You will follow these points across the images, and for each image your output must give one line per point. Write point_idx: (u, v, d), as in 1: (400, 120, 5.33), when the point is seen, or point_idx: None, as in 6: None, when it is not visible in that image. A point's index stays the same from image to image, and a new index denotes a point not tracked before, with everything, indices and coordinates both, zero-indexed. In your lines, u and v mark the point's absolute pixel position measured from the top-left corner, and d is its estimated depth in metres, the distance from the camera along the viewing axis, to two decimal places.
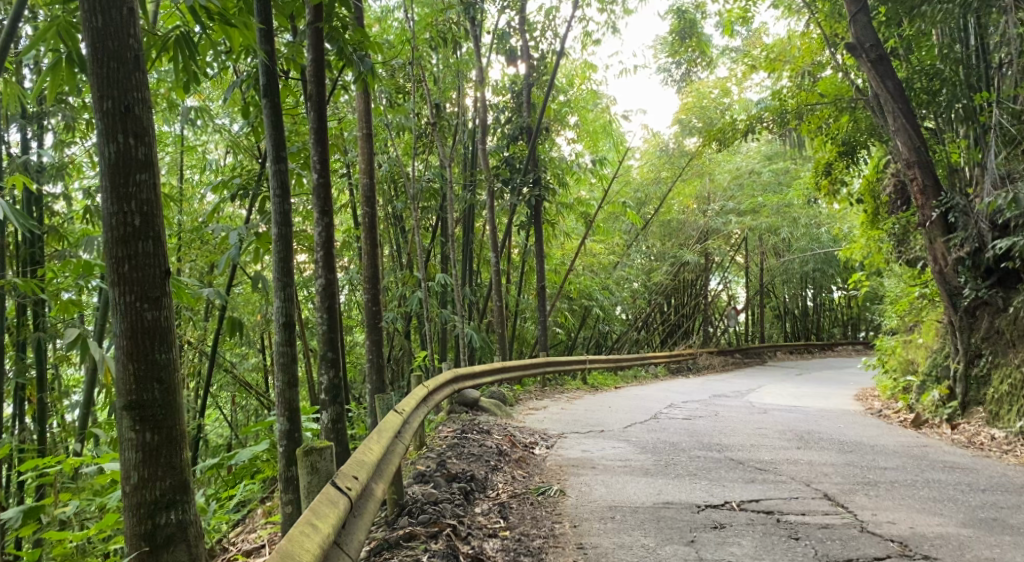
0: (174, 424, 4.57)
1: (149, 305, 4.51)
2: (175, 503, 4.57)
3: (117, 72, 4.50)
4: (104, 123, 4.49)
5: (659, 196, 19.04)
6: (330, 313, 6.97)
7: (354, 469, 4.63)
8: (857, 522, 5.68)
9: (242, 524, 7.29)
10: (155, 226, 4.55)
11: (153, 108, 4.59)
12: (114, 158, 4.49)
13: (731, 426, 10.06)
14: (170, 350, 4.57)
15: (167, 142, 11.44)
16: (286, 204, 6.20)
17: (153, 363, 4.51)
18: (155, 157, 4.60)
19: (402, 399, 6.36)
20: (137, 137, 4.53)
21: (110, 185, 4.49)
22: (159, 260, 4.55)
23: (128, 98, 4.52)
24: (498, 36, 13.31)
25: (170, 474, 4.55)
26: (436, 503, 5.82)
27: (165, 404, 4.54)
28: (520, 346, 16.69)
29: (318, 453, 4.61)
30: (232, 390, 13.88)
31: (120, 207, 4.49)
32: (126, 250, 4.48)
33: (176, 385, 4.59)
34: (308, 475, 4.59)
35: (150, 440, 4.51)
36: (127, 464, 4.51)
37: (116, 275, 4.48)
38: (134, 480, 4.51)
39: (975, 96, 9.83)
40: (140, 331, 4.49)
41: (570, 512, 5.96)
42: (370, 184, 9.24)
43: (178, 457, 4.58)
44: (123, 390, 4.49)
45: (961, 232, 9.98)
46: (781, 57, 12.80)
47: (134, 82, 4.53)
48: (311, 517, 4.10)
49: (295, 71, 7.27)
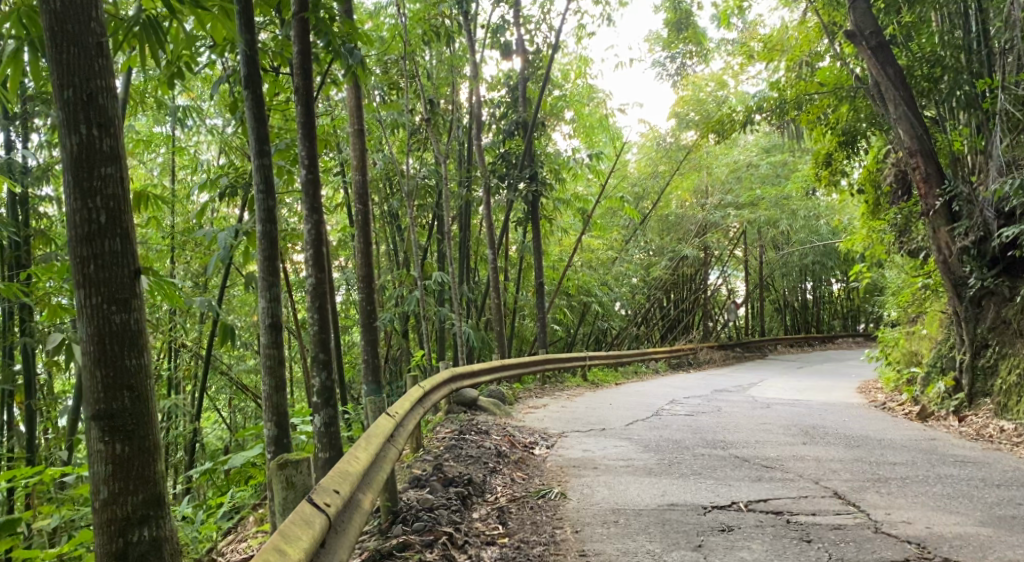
0: (146, 434, 4.36)
1: (117, 308, 4.32)
2: (149, 518, 4.37)
3: (78, 59, 4.30)
4: (65, 113, 4.28)
5: (656, 190, 18.78)
6: (321, 313, 6.75)
7: (334, 482, 4.39)
8: (870, 522, 5.49)
9: (235, 532, 7.08)
10: (122, 223, 4.35)
11: (118, 97, 4.38)
12: (77, 150, 4.29)
13: (734, 422, 9.85)
14: (141, 355, 4.37)
15: (156, 143, 11.24)
16: (270, 202, 6.00)
17: (122, 370, 4.31)
18: (120, 150, 4.39)
19: (396, 401, 6.14)
20: (101, 128, 4.33)
21: (73, 179, 4.28)
22: (127, 259, 4.35)
23: (90, 86, 4.31)
24: (492, 30, 13.09)
25: (143, 488, 4.35)
26: (432, 509, 5.62)
27: (136, 414, 4.33)
28: (520, 344, 16.52)
29: (294, 466, 4.40)
30: (229, 392, 13.69)
31: (84, 203, 4.28)
32: (91, 250, 4.28)
33: (148, 393, 4.39)
34: (283, 490, 4.38)
35: (121, 451, 4.30)
36: (96, 477, 4.31)
37: (82, 276, 4.28)
38: (104, 495, 4.30)
39: (978, 82, 9.58)
40: (107, 336, 4.29)
41: (572, 516, 5.76)
42: (362, 180, 8.98)
43: (150, 469, 4.38)
44: (91, 398, 4.28)
45: (965, 221, 9.74)
46: (779, 47, 12.42)
47: (96, 69, 4.33)
48: (280, 541, 3.85)
49: (286, 67, 7.12)
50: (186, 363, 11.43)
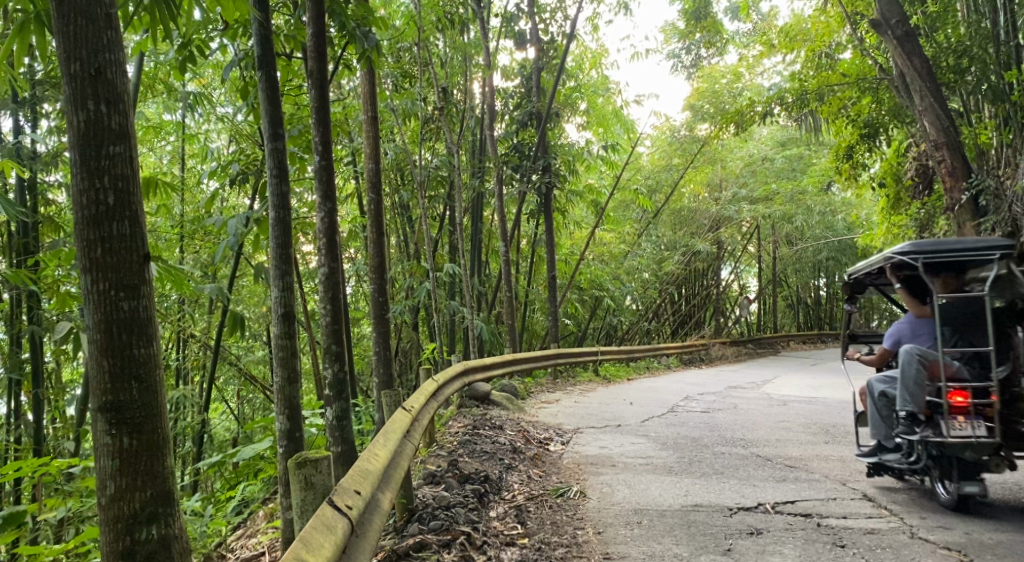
0: (155, 427, 4.19)
1: (125, 294, 4.13)
2: (157, 516, 4.19)
3: (86, 30, 4.12)
4: (72, 87, 4.10)
5: (670, 183, 18.50)
6: (334, 303, 6.54)
7: (355, 482, 4.19)
8: (905, 527, 5.30)
9: (243, 528, 6.88)
10: (131, 205, 4.17)
11: (127, 72, 4.20)
12: (84, 127, 4.10)
13: (752, 419, 9.63)
14: (150, 345, 4.19)
15: (167, 130, 11.06)
16: (284, 186, 5.79)
17: (130, 359, 4.13)
18: (130, 127, 4.21)
19: (412, 395, 5.94)
20: (110, 104, 4.14)
21: (80, 157, 4.10)
22: (136, 243, 4.17)
23: (98, 59, 4.12)
24: (506, 20, 12.87)
25: (151, 483, 4.17)
26: (448, 508, 5.43)
27: (145, 406, 4.16)
28: (530, 338, 16.32)
29: (314, 466, 4.23)
30: (238, 383, 13.52)
31: (92, 183, 4.10)
32: (99, 232, 4.10)
33: (157, 384, 4.20)
34: (302, 492, 4.22)
35: (128, 445, 4.13)
36: (103, 472, 4.12)
37: (88, 260, 4.10)
38: (110, 490, 4.13)
39: (1006, 73, 9.27)
40: (115, 323, 4.11)
41: (593, 516, 5.57)
42: (375, 169, 8.69)
43: (159, 464, 4.20)
44: (98, 389, 4.10)
45: (992, 217, 9.40)
46: (801, 35, 12.17)
47: (105, 42, 4.14)
48: (300, 548, 3.62)
49: (299, 51, 6.91)
50: (195, 353, 11.24)
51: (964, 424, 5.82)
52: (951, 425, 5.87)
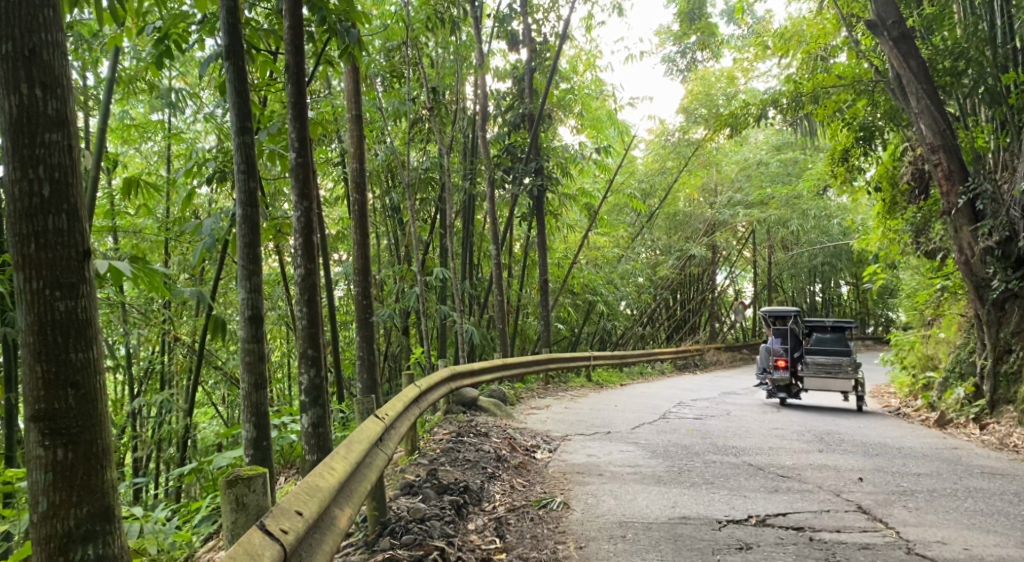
0: (94, 438, 3.97)
1: (62, 294, 3.91)
2: (95, 534, 3.96)
3: (19, 8, 3.89)
4: (4, 69, 3.88)
5: (664, 187, 18.25)
6: (311, 308, 6.28)
7: (298, 503, 3.91)
8: (901, 542, 5.08)
9: (215, 540, 6.62)
10: (69, 198, 3.95)
11: (65, 54, 3.98)
12: (16, 113, 3.88)
13: (745, 426, 9.45)
14: (89, 348, 3.96)
15: (152, 130, 10.79)
16: (252, 182, 5.56)
17: (66, 364, 3.91)
18: (68, 114, 3.99)
19: (387, 402, 5.68)
20: (45, 88, 3.92)
21: (13, 145, 3.89)
22: (75, 239, 3.95)
23: (33, 39, 3.91)
24: (499, 20, 12.64)
25: (88, 500, 3.95)
26: (423, 521, 5.20)
27: (82, 416, 3.93)
28: (523, 342, 16.07)
29: (245, 485, 3.87)
30: (225, 388, 13.26)
31: (24, 173, 3.88)
32: (32, 226, 3.88)
33: (96, 391, 3.98)
34: (233, 513, 3.86)
35: (62, 458, 3.90)
36: (35, 487, 3.90)
37: (21, 257, 3.88)
38: (43, 507, 3.90)
39: (1002, 75, 9.11)
40: (50, 326, 3.89)
41: (576, 529, 5.35)
42: (359, 168, 8.41)
43: (98, 479, 3.97)
44: (31, 397, 3.88)
45: (989, 221, 9.23)
46: (795, 38, 12.00)
47: (40, 21, 3.92)
48: None
49: (279, 46, 6.61)
50: (178, 358, 10.96)
51: (777, 372, 10.69)
52: (773, 372, 10.73)
